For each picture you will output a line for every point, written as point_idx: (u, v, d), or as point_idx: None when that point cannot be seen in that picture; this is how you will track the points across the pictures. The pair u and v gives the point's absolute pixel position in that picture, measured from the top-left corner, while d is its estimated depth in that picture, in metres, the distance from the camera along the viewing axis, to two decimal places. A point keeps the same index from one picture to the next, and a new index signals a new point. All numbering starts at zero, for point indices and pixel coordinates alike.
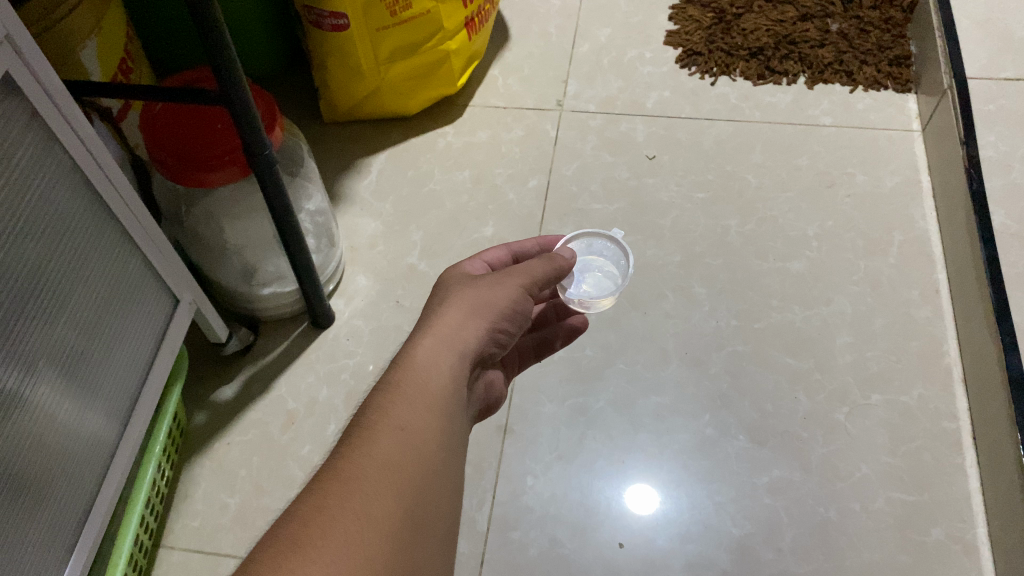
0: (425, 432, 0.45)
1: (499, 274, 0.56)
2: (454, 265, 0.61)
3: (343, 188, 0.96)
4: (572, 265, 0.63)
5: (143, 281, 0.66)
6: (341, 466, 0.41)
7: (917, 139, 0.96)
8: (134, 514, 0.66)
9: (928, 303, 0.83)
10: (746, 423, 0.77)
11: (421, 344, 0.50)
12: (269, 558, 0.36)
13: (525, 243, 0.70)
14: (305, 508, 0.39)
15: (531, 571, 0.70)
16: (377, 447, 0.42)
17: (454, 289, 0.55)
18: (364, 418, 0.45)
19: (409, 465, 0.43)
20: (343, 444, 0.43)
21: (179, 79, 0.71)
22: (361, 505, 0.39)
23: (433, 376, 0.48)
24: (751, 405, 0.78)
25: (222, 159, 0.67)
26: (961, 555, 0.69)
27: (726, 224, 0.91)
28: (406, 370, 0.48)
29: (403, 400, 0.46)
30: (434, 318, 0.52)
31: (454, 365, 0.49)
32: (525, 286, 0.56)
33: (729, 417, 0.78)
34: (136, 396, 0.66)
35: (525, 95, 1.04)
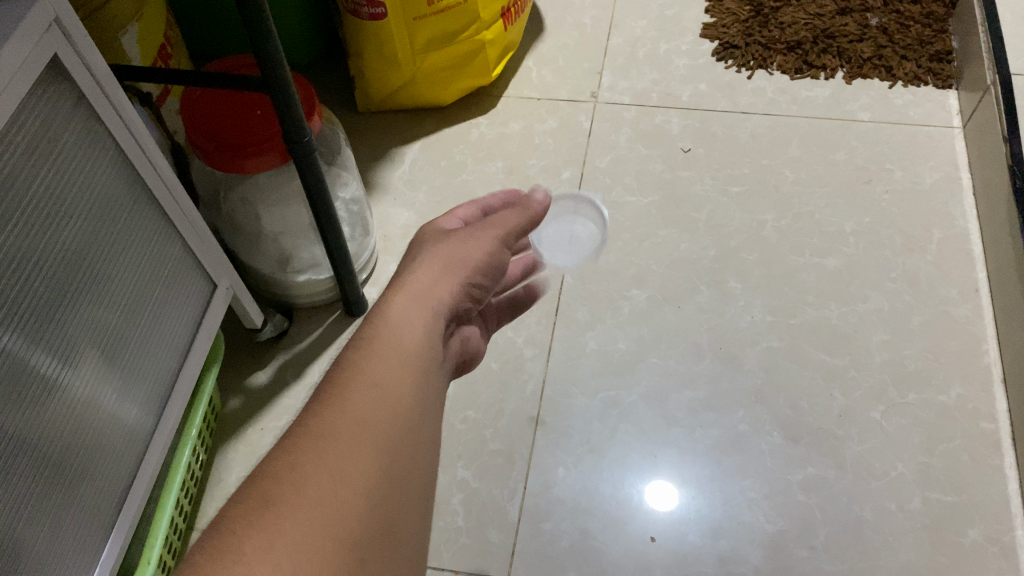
0: (400, 390, 0.44)
1: (472, 229, 0.57)
2: (427, 222, 0.61)
3: (376, 177, 0.96)
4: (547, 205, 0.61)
5: (183, 265, 0.67)
6: (312, 424, 0.41)
7: (958, 136, 0.94)
8: (171, 497, 0.67)
9: (967, 302, 0.82)
10: (781, 419, 0.76)
11: (394, 303, 0.50)
12: (237, 516, 0.35)
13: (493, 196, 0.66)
14: (275, 465, 0.38)
15: (563, 563, 0.70)
16: (350, 404, 0.42)
17: (426, 249, 0.56)
18: (336, 376, 0.45)
19: (386, 422, 0.42)
20: (316, 402, 0.43)
21: (220, 64, 0.72)
22: (336, 460, 0.39)
23: (408, 331, 0.49)
24: (788, 402, 0.77)
25: (260, 147, 0.67)
26: (999, 557, 0.68)
27: (761, 219, 0.90)
28: (379, 328, 0.48)
29: (377, 357, 0.46)
30: (408, 277, 0.53)
31: (428, 321, 0.50)
32: (499, 238, 0.57)
33: (764, 413, 0.77)
34: (173, 382, 0.67)
35: (558, 86, 1.04)
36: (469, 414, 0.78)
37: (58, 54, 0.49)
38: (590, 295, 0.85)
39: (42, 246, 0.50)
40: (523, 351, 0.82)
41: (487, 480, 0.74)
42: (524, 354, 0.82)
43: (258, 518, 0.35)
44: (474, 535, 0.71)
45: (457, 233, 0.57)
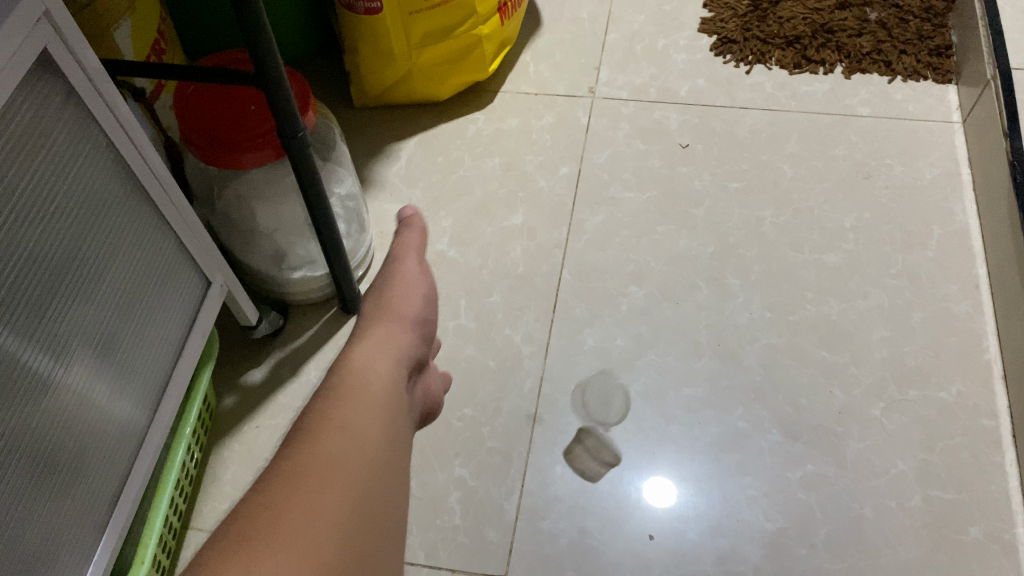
0: (368, 433, 0.49)
1: (399, 298, 0.63)
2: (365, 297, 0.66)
3: (372, 173, 0.95)
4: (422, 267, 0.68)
5: (176, 262, 0.66)
6: (288, 464, 0.45)
7: (958, 131, 0.94)
8: (165, 496, 0.66)
9: (967, 299, 0.81)
10: (781, 416, 0.76)
11: (356, 353, 0.55)
12: (220, 554, 0.39)
13: (408, 236, 0.70)
14: (251, 505, 0.42)
15: (561, 562, 0.69)
16: (323, 445, 0.46)
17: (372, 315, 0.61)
18: (311, 419, 0.48)
19: (356, 463, 0.46)
20: (290, 444, 0.47)
21: (215, 59, 0.71)
22: (310, 499, 0.43)
23: (372, 379, 0.53)
24: (788, 399, 0.77)
25: (255, 142, 0.66)
26: (1000, 555, 0.67)
27: (761, 215, 0.89)
28: (345, 377, 0.52)
29: (345, 403, 0.50)
30: (365, 336, 0.58)
31: (391, 371, 0.55)
32: (425, 296, 0.65)
33: (763, 410, 0.76)
34: (167, 381, 0.66)
35: (556, 82, 1.03)
36: (466, 412, 0.78)
37: (47, 47, 0.48)
38: (588, 292, 0.85)
39: (34, 244, 0.49)
40: (520, 349, 0.81)
41: (484, 479, 0.74)
42: (522, 351, 0.81)
43: (238, 557, 0.39)
44: (471, 535, 0.71)
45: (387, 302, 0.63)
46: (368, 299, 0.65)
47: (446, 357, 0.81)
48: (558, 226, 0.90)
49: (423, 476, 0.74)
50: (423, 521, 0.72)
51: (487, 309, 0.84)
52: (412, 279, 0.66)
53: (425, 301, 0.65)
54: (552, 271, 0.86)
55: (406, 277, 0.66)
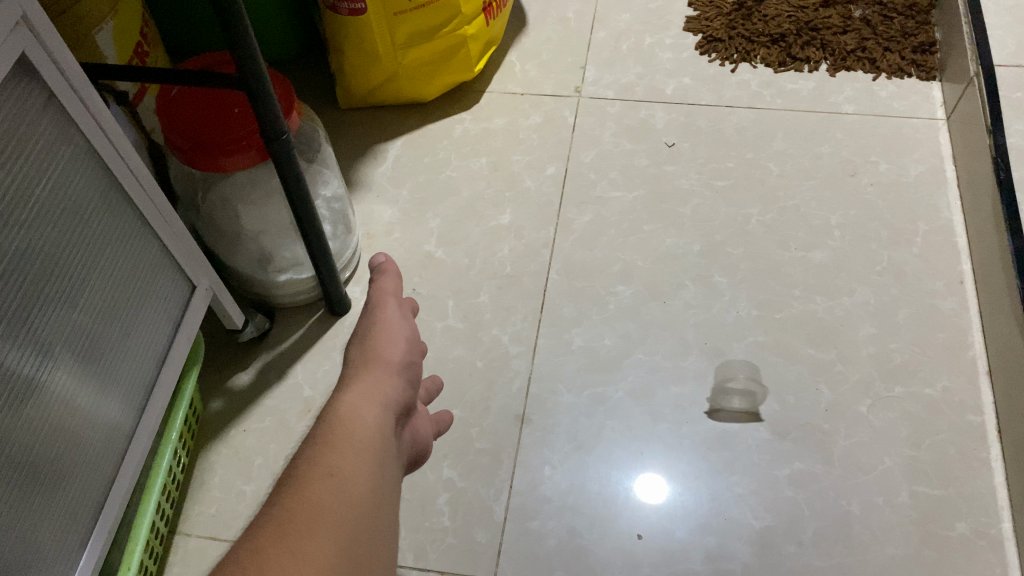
0: (355, 477, 0.50)
1: (381, 339, 0.64)
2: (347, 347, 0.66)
3: (358, 174, 0.95)
4: (400, 310, 0.68)
5: (160, 266, 0.65)
6: (277, 514, 0.46)
7: (942, 128, 0.94)
8: (152, 502, 0.66)
9: (953, 295, 0.82)
10: (772, 412, 0.76)
11: (345, 399, 0.57)
12: None
13: (383, 282, 0.70)
14: (242, 554, 0.44)
15: (550, 562, 0.69)
16: (311, 493, 0.48)
17: (356, 360, 0.63)
18: (298, 468, 0.50)
19: (341, 510, 0.48)
20: (280, 493, 0.48)
21: (198, 62, 0.71)
22: (298, 546, 0.44)
23: (360, 423, 0.55)
24: (778, 394, 0.77)
25: (240, 144, 0.66)
26: (987, 550, 0.68)
27: (747, 213, 0.89)
28: (334, 425, 0.54)
29: (332, 450, 0.51)
30: (352, 381, 0.60)
31: (378, 413, 0.56)
32: (409, 338, 0.66)
33: (760, 410, 0.76)
34: (154, 382, 0.66)
35: (542, 81, 1.03)
36: (454, 412, 0.78)
37: (25, 52, 0.47)
38: (575, 291, 0.85)
39: (15, 249, 0.49)
40: (508, 349, 0.81)
41: (473, 479, 0.74)
42: (510, 351, 0.81)
43: None
44: (460, 535, 0.71)
45: (369, 346, 0.63)
46: (351, 346, 0.65)
47: (434, 357, 0.81)
48: (545, 225, 0.90)
49: (413, 477, 0.74)
50: (412, 523, 0.72)
51: (474, 310, 0.84)
52: (394, 325, 0.66)
53: (410, 344, 0.65)
54: (540, 271, 0.86)
55: (386, 322, 0.66)
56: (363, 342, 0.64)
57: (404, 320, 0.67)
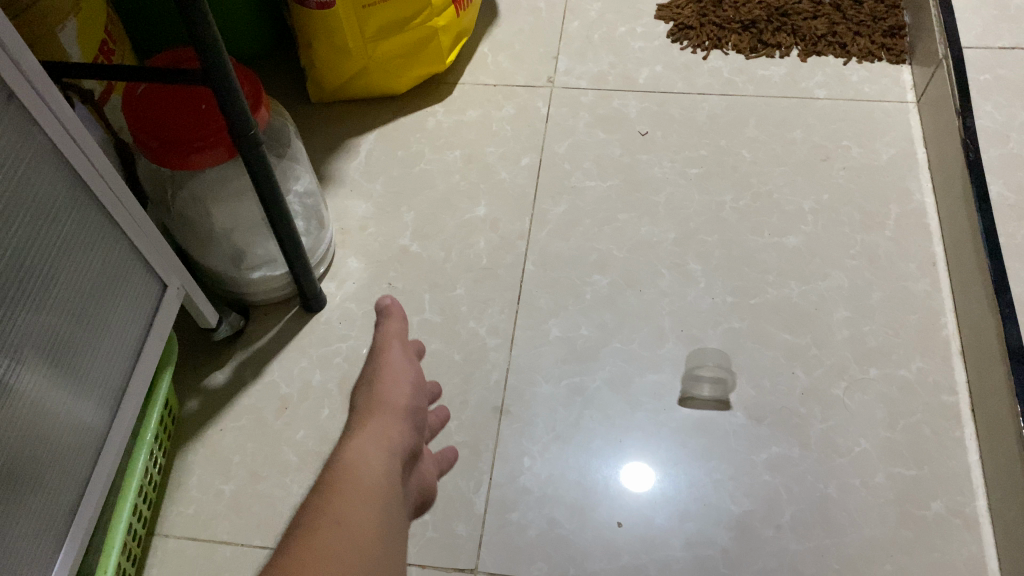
0: (361, 526, 0.54)
1: (389, 381, 0.66)
2: (354, 388, 0.67)
3: (331, 169, 0.94)
4: (407, 352, 0.69)
5: (131, 266, 0.65)
6: (286, 563, 0.50)
7: (912, 111, 0.95)
8: (128, 503, 0.66)
9: (925, 277, 0.82)
10: (721, 397, 0.77)
11: (352, 447, 0.59)
12: None
13: (389, 324, 0.71)
14: None
15: (531, 552, 0.69)
16: (319, 543, 0.51)
17: (364, 404, 0.65)
18: (307, 517, 0.54)
19: (347, 560, 0.51)
20: (290, 541, 0.52)
21: (162, 58, 0.70)
22: None
23: (367, 472, 0.57)
24: (728, 381, 0.77)
25: (207, 141, 0.66)
26: (962, 529, 0.69)
27: (721, 200, 0.89)
28: (342, 474, 0.57)
29: (339, 501, 0.55)
30: (360, 428, 0.62)
31: (385, 461, 0.59)
32: (415, 380, 0.67)
33: (709, 394, 0.77)
34: (125, 386, 0.65)
35: (515, 72, 1.02)
36: None
37: None
38: (552, 282, 0.85)
39: None
40: (485, 342, 0.81)
41: (452, 472, 0.74)
42: (487, 344, 0.81)
43: None
44: (440, 529, 0.71)
45: (378, 389, 0.65)
46: (358, 388, 0.67)
47: None
48: (520, 217, 0.89)
49: None
50: None
51: (451, 303, 0.84)
52: (400, 367, 0.67)
53: (416, 385, 0.67)
54: (515, 263, 0.86)
55: (391, 363, 0.67)
56: (370, 386, 0.66)
57: (410, 362, 0.69)
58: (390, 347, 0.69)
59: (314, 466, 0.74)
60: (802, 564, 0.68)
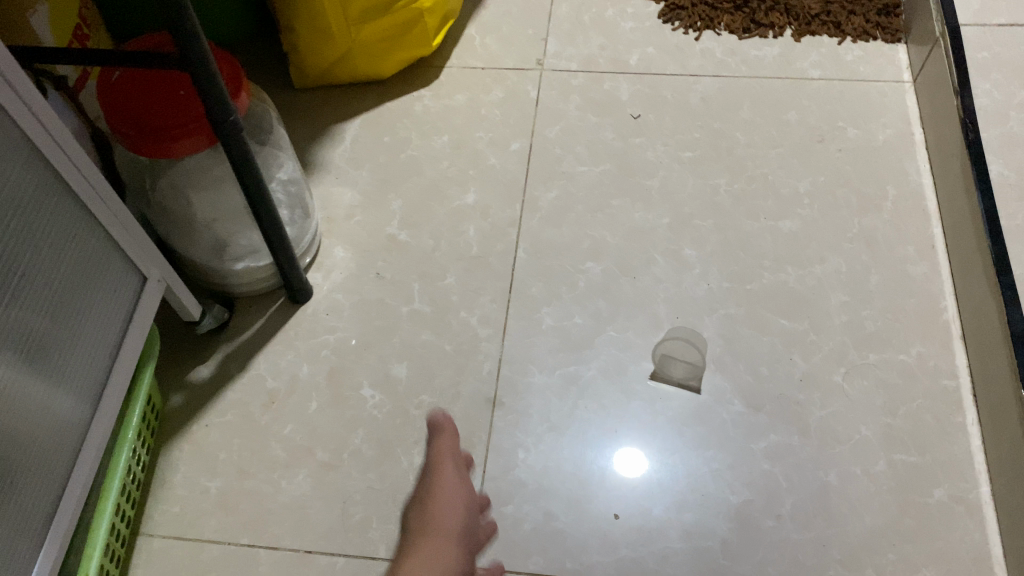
0: None
1: (438, 514, 0.63)
2: (405, 515, 0.65)
3: (316, 157, 0.92)
4: (458, 471, 0.66)
5: (108, 259, 0.62)
6: None
7: (909, 91, 0.93)
8: (110, 503, 0.64)
9: (924, 260, 0.81)
10: (688, 381, 0.76)
11: None
12: None
13: (441, 441, 0.67)
14: None
15: (526, 547, 0.68)
16: None
17: (415, 541, 0.63)
18: None
19: None
20: None
21: (136, 43, 0.67)
22: None
23: None
24: (700, 369, 0.76)
25: (186, 128, 0.63)
26: (965, 516, 0.67)
27: (715, 183, 0.88)
28: None
29: None
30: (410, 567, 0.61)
31: None
32: (467, 504, 0.64)
33: (679, 375, 0.76)
34: (105, 381, 0.63)
35: (503, 55, 1.00)
36: (424, 399, 0.75)
37: None
38: (544, 270, 0.83)
39: None
40: (477, 332, 0.79)
41: None
42: (479, 334, 0.79)
43: None
44: None
45: (426, 523, 0.63)
46: (411, 512, 0.65)
47: (400, 343, 0.79)
48: (511, 203, 0.87)
49: (384, 466, 0.72)
50: (383, 514, 0.70)
51: (441, 293, 0.82)
52: (452, 491, 0.64)
53: (468, 509, 0.64)
54: (507, 250, 0.84)
55: (442, 488, 0.64)
56: (421, 519, 0.64)
57: (462, 481, 0.65)
58: (439, 470, 0.65)
59: (303, 462, 0.72)
60: (803, 554, 0.67)
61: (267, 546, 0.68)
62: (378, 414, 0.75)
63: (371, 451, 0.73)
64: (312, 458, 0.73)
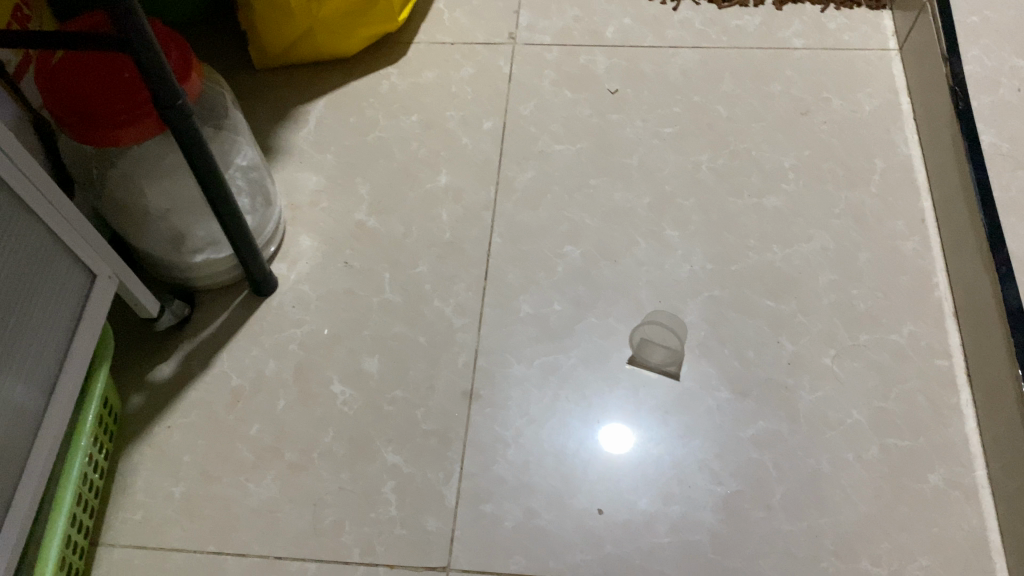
0: None
1: None
2: None
3: (279, 141, 0.88)
4: None
5: (53, 258, 0.58)
6: None
7: (895, 59, 0.90)
8: (64, 514, 0.60)
9: (914, 235, 0.78)
10: (666, 367, 0.73)
11: None
12: None
13: None
14: None
15: (507, 546, 0.65)
16: None
17: None
18: None
19: None
20: None
21: (75, 25, 0.63)
22: None
23: None
24: (679, 355, 0.73)
25: (132, 114, 0.59)
26: (961, 501, 0.65)
27: (697, 160, 0.84)
28: None
29: None
30: None
31: None
32: None
33: (657, 361, 0.73)
34: (56, 378, 0.59)
35: (473, 29, 0.96)
36: (397, 394, 0.72)
37: None
38: (520, 255, 0.79)
39: None
40: (452, 321, 0.76)
41: (420, 464, 0.69)
42: (454, 324, 0.75)
43: None
44: (409, 526, 0.66)
45: None
46: None
47: (372, 335, 0.75)
48: (485, 186, 0.84)
49: (357, 465, 0.69)
50: (356, 516, 0.67)
51: (413, 282, 0.78)
52: None
53: None
54: (481, 235, 0.80)
55: None
56: None
57: None
58: None
59: (271, 464, 0.69)
60: (795, 546, 0.64)
61: (234, 554, 0.65)
62: (349, 411, 0.71)
63: (343, 450, 0.70)
64: (280, 459, 0.69)
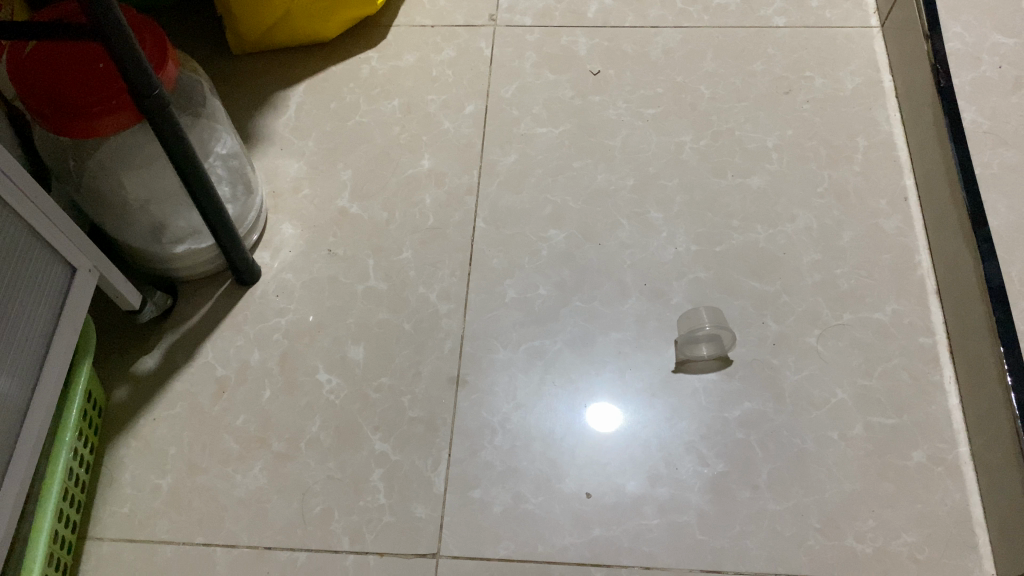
0: None
1: None
2: None
3: (258, 127, 0.87)
4: None
5: (32, 253, 0.57)
6: None
7: (877, 36, 0.89)
8: (50, 510, 0.60)
9: (896, 213, 0.78)
10: (718, 356, 0.72)
11: None
12: None
13: None
14: None
15: (496, 531, 0.65)
16: None
17: None
18: None
19: None
20: None
21: (46, 15, 0.61)
22: None
23: None
24: (726, 339, 0.72)
25: (109, 104, 0.58)
26: (944, 478, 0.66)
27: (680, 140, 0.84)
28: None
29: None
30: None
31: None
32: None
33: (707, 354, 0.72)
34: (40, 368, 0.59)
35: (453, 11, 0.95)
36: (383, 381, 0.72)
37: None
38: (504, 239, 0.79)
39: None
40: (437, 307, 0.75)
41: (408, 451, 0.69)
42: (439, 310, 0.75)
43: None
44: (398, 513, 0.66)
45: None
46: None
47: (357, 323, 0.75)
48: (467, 170, 0.83)
49: (344, 454, 0.69)
50: (344, 505, 0.67)
51: (397, 268, 0.78)
52: None
53: None
54: (465, 220, 0.80)
55: None
56: None
57: None
58: None
59: (258, 454, 0.69)
60: (781, 525, 0.65)
61: (222, 545, 0.65)
62: (335, 399, 0.71)
63: (329, 439, 0.69)
64: (266, 449, 0.69)
